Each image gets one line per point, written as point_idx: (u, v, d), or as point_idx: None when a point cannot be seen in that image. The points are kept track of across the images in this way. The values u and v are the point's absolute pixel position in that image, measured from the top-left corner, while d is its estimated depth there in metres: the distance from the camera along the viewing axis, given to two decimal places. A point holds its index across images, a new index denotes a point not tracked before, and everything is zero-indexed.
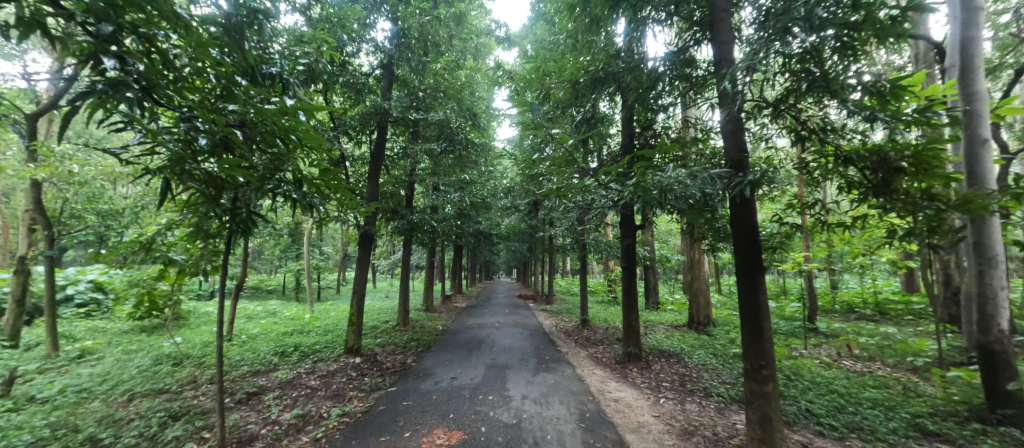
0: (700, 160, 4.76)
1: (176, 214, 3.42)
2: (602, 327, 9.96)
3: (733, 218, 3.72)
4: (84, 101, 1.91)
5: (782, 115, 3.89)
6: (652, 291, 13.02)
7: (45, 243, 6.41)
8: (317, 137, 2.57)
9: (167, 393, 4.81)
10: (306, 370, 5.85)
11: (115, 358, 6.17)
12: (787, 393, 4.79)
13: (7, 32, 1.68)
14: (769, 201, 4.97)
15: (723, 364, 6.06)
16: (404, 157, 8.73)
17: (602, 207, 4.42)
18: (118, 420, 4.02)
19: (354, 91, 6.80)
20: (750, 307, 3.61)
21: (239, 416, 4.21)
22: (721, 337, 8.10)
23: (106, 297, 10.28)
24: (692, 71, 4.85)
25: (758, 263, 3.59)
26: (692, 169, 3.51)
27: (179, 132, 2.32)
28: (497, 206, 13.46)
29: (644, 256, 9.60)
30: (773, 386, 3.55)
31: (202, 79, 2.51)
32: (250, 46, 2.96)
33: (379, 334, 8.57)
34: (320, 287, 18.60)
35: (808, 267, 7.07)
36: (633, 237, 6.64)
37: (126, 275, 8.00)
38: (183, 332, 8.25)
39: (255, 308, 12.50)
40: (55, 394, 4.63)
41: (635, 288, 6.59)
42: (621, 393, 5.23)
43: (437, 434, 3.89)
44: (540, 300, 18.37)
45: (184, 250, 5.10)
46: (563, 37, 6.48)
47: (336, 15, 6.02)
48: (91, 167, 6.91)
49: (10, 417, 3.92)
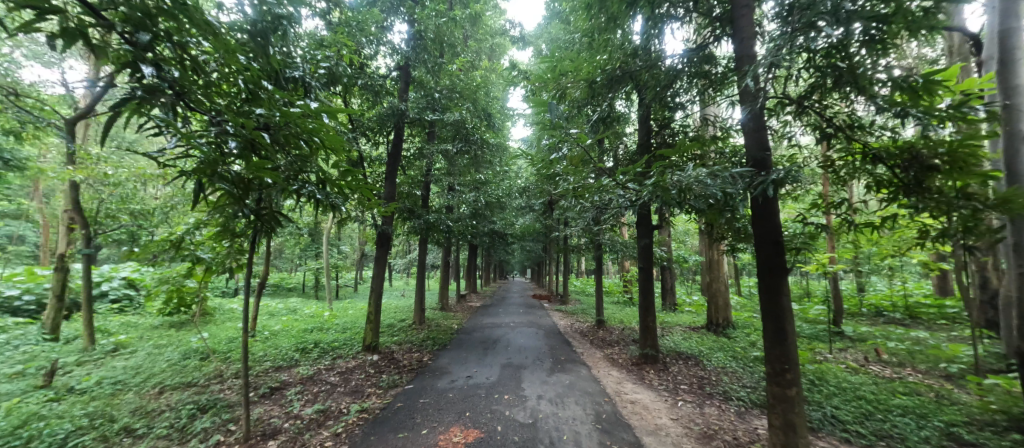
0: (720, 159, 4.66)
1: (202, 215, 3.53)
2: (618, 328, 9.85)
3: (755, 218, 3.66)
4: (122, 108, 2.01)
5: (806, 112, 3.80)
6: (669, 292, 12.84)
7: (83, 241, 6.82)
8: (338, 139, 2.67)
9: (195, 386, 4.99)
10: (326, 367, 5.99)
11: (147, 352, 6.43)
12: (810, 398, 4.67)
13: (54, 42, 1.79)
14: (791, 200, 4.85)
15: (743, 367, 5.93)
16: (420, 157, 8.86)
17: (620, 207, 4.39)
18: (150, 411, 4.20)
19: (372, 93, 6.91)
20: (772, 308, 3.54)
21: (263, 410, 4.34)
22: (742, 339, 7.91)
23: (139, 293, 10.72)
24: (712, 68, 4.78)
25: (781, 264, 3.52)
26: (713, 168, 3.44)
27: (211, 135, 2.42)
28: (512, 206, 13.47)
29: (661, 257, 9.48)
30: (797, 390, 3.47)
31: (230, 84, 2.59)
32: (275, 51, 3.06)
33: (395, 332, 8.69)
34: (339, 285, 18.97)
35: (833, 269, 6.85)
36: (651, 237, 6.54)
37: (158, 272, 8.35)
38: (209, 328, 8.52)
39: (277, 305, 12.82)
40: (92, 386, 4.87)
41: (651, 289, 6.49)
42: (637, 395, 5.18)
43: (454, 432, 3.93)
44: (555, 300, 18.35)
45: (211, 249, 5.34)
46: (578, 36, 6.43)
47: (355, 19, 6.18)
48: (125, 169, 7.23)
49: (52, 407, 4.14)
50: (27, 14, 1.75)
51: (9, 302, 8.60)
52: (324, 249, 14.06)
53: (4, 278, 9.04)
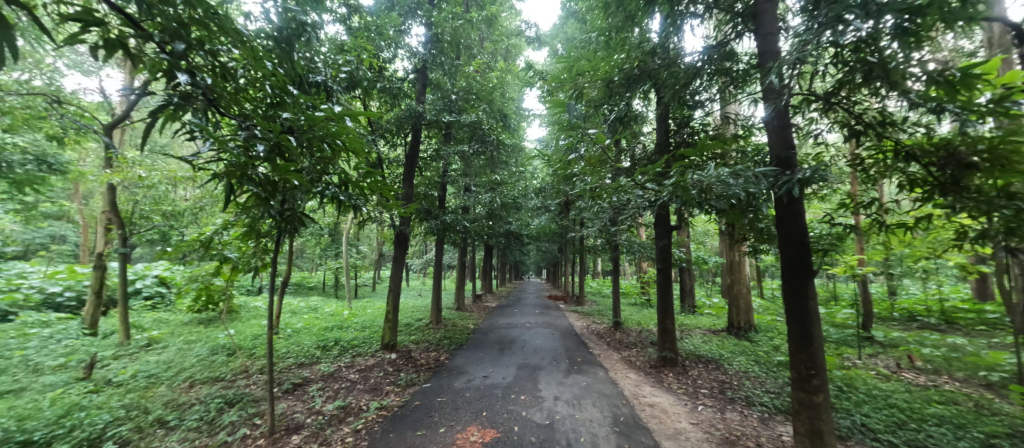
0: (742, 159, 4.56)
1: (230, 216, 3.66)
2: (636, 330, 9.73)
3: (779, 219, 3.59)
4: (159, 114, 2.11)
5: (833, 109, 3.69)
6: (688, 294, 12.61)
7: (120, 241, 7.21)
8: (360, 142, 2.76)
9: (223, 381, 5.18)
10: (346, 364, 6.12)
11: (177, 347, 6.70)
12: (838, 405, 4.50)
13: (97, 52, 1.89)
14: (817, 200, 4.70)
15: (766, 372, 5.75)
16: (436, 158, 8.98)
17: (639, 207, 4.35)
18: (181, 404, 4.38)
19: (390, 96, 7.02)
20: (797, 312, 3.46)
21: (286, 405, 4.47)
22: (764, 343, 7.69)
23: (170, 291, 11.19)
24: (733, 66, 4.69)
25: (806, 266, 3.43)
26: (735, 168, 3.37)
27: (241, 139, 2.53)
28: (528, 206, 13.44)
29: (680, 258, 9.31)
30: (824, 396, 3.40)
31: (257, 90, 2.69)
32: (299, 57, 3.16)
33: (413, 332, 8.80)
34: (357, 284, 19.34)
35: (862, 271, 6.57)
36: (669, 237, 6.43)
37: (188, 271, 8.71)
38: (236, 325, 8.82)
39: (298, 303, 13.16)
40: (127, 379, 5.11)
41: (669, 291, 6.39)
42: (656, 398, 5.11)
43: (471, 431, 3.95)
44: (571, 301, 18.25)
45: (237, 249, 5.53)
46: (594, 35, 6.38)
47: (373, 23, 6.35)
48: (157, 172, 7.56)
49: (92, 398, 4.37)
50: (72, 27, 1.84)
51: (52, 298, 9.13)
52: (344, 249, 14.36)
53: (48, 275, 9.59)
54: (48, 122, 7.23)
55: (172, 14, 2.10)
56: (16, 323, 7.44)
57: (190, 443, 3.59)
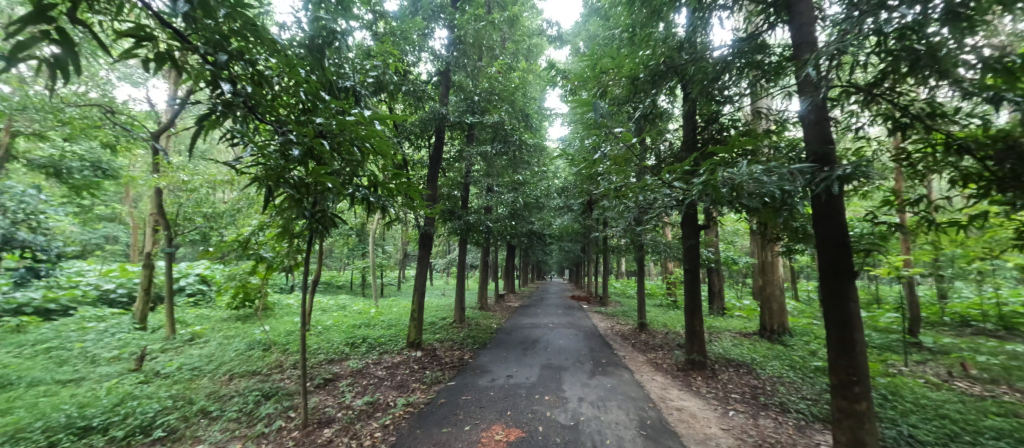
0: (775, 155, 4.38)
1: (267, 217, 3.83)
2: (662, 332, 9.51)
3: (816, 218, 3.47)
4: (203, 122, 2.25)
5: (875, 101, 3.49)
6: (717, 296, 12.25)
7: (166, 241, 7.71)
8: (388, 145, 2.86)
9: (260, 375, 5.43)
10: (374, 361, 6.29)
11: (218, 342, 7.07)
12: (882, 414, 4.26)
13: (148, 65, 2.02)
14: (858, 197, 4.45)
15: (802, 378, 5.49)
16: (459, 159, 9.11)
17: (666, 207, 4.27)
18: (222, 395, 4.62)
19: (415, 98, 7.18)
20: (838, 315, 3.35)
21: (318, 399, 4.64)
22: (799, 347, 7.36)
23: (210, 288, 11.82)
24: (765, 58, 4.52)
25: (847, 267, 3.30)
26: (769, 165, 3.25)
27: (278, 144, 2.67)
28: (550, 206, 13.40)
29: (708, 258, 9.04)
30: (867, 404, 3.30)
31: (292, 97, 2.81)
32: (330, 64, 3.28)
33: (437, 330, 8.93)
34: (383, 283, 19.79)
35: (909, 272, 6.15)
36: (697, 237, 6.26)
37: (227, 269, 9.19)
38: (271, 322, 9.23)
39: (328, 301, 13.61)
40: (174, 370, 5.44)
41: (698, 292, 6.21)
42: (684, 402, 4.98)
43: (495, 430, 3.98)
44: (594, 301, 18.08)
45: (272, 249, 5.78)
46: (618, 31, 6.28)
47: (399, 28, 6.54)
48: (199, 176, 8.00)
49: (143, 388, 4.68)
50: (127, 43, 1.97)
51: (107, 294, 9.84)
52: (371, 248, 14.77)
53: (104, 273, 10.33)
54: (102, 131, 7.79)
55: (212, 27, 2.21)
56: (75, 317, 8.06)
57: (231, 433, 3.79)
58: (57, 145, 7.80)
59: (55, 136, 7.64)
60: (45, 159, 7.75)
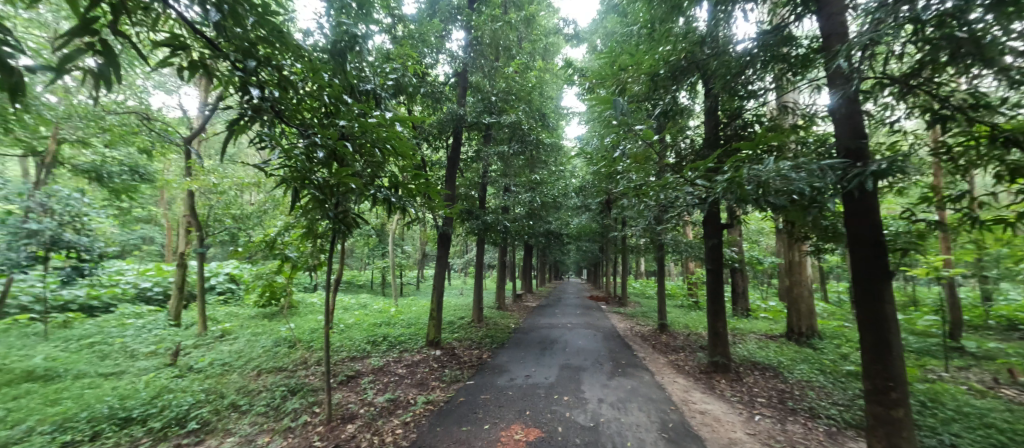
0: (803, 150, 4.23)
1: (292, 218, 3.96)
2: (683, 333, 9.31)
3: (848, 215, 3.35)
4: (234, 126, 2.33)
5: (912, 93, 3.33)
6: (740, 297, 11.94)
7: (198, 242, 8.06)
8: (407, 145, 2.94)
9: (286, 371, 5.61)
10: (394, 359, 6.41)
11: (246, 338, 7.33)
12: (921, 422, 4.04)
13: (182, 73, 2.10)
14: (893, 193, 4.24)
15: (833, 382, 5.27)
16: (477, 160, 9.17)
17: (688, 205, 4.18)
18: (251, 390, 4.79)
19: (433, 100, 7.27)
20: (872, 318, 3.23)
21: (341, 396, 4.75)
22: (829, 351, 7.07)
23: (239, 287, 12.29)
24: (791, 51, 4.37)
25: (882, 267, 3.17)
26: (798, 161, 3.14)
27: (304, 146, 2.76)
28: (567, 206, 13.32)
29: (731, 258, 8.81)
30: (905, 411, 3.17)
31: (316, 101, 2.89)
32: (352, 68, 3.35)
33: (455, 330, 9.02)
34: (402, 283, 20.09)
35: (950, 272, 5.81)
36: (720, 236, 6.11)
37: (255, 269, 9.53)
38: (295, 320, 9.50)
39: (349, 300, 13.92)
40: (206, 365, 5.69)
41: (721, 292, 6.05)
42: (708, 405, 4.87)
43: (515, 430, 3.98)
44: (613, 301, 17.86)
45: (296, 249, 5.95)
46: (636, 28, 6.20)
47: (417, 31, 6.65)
48: (228, 179, 8.31)
49: (178, 382, 4.90)
50: (162, 52, 2.05)
51: (143, 292, 10.35)
52: (391, 248, 15.04)
53: (141, 272, 10.87)
54: (139, 137, 8.20)
55: (241, 35, 2.29)
56: (116, 314, 8.51)
57: (260, 427, 3.92)
58: (98, 151, 8.26)
59: (96, 143, 8.10)
60: (87, 164, 8.22)
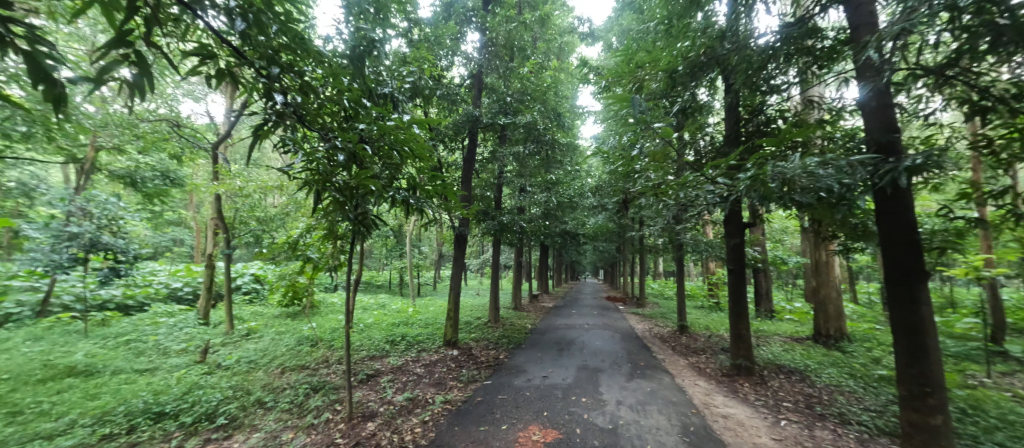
0: (830, 146, 4.08)
1: (314, 219, 4.06)
2: (704, 335, 9.09)
3: (880, 213, 3.21)
4: (258, 131, 2.40)
5: (948, 84, 3.16)
6: (763, 298, 11.61)
7: (224, 244, 8.36)
8: (424, 147, 2.99)
9: (308, 369, 5.76)
10: (412, 358, 6.49)
11: (271, 337, 7.56)
12: (961, 431, 3.83)
13: (210, 81, 2.18)
14: (928, 189, 4.03)
15: (864, 387, 5.05)
16: (492, 160, 9.21)
17: (709, 204, 4.07)
18: (276, 387, 4.94)
19: (449, 102, 7.33)
20: (907, 320, 3.09)
21: (362, 394, 4.84)
22: (860, 354, 6.78)
23: (263, 287, 12.68)
24: (816, 43, 4.21)
25: (917, 267, 3.03)
26: (826, 156, 3.04)
27: (325, 150, 2.83)
28: (583, 206, 13.21)
29: (753, 257, 8.56)
30: (944, 419, 3.03)
31: (336, 105, 2.95)
32: (370, 72, 3.40)
33: (472, 330, 9.07)
34: (420, 283, 20.33)
35: (993, 272, 5.47)
36: (742, 235, 5.95)
37: (278, 269, 9.82)
38: (317, 319, 9.74)
39: (369, 300, 14.18)
40: (234, 363, 5.89)
41: (743, 293, 5.89)
42: (731, 408, 4.75)
43: (532, 430, 3.97)
44: (630, 302, 17.61)
45: (317, 250, 6.10)
46: (653, 24, 6.11)
47: (432, 34, 6.94)
48: (252, 182, 8.58)
49: (208, 378, 5.09)
50: (192, 62, 2.13)
51: (175, 292, 10.80)
52: (408, 249, 15.23)
53: (172, 273, 11.34)
54: (170, 143, 8.56)
55: (265, 43, 2.36)
56: (150, 313, 8.92)
57: (284, 423, 4.04)
58: (133, 158, 8.67)
59: (131, 150, 8.50)
60: (123, 170, 8.64)
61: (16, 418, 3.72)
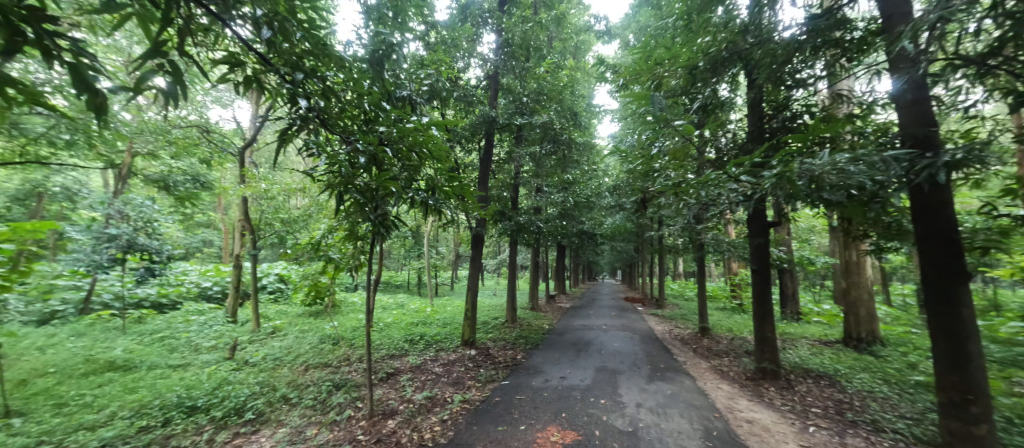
0: (861, 141, 3.91)
1: (335, 221, 4.15)
2: (727, 337, 8.85)
3: (916, 211, 3.07)
4: (283, 135, 2.48)
5: (992, 74, 2.98)
6: (789, 300, 11.23)
7: (251, 245, 8.66)
8: (442, 149, 3.03)
9: (331, 366, 5.90)
10: (431, 358, 6.56)
11: (295, 335, 7.78)
12: (1009, 442, 3.59)
13: (238, 88, 2.26)
14: (970, 186, 3.80)
15: (899, 394, 4.81)
16: (509, 161, 9.23)
17: (731, 203, 3.97)
18: (300, 384, 5.08)
19: (466, 103, 7.39)
20: (947, 323, 2.94)
21: (382, 392, 4.93)
22: (894, 359, 6.46)
23: (287, 286, 13.07)
24: (845, 34, 4.05)
25: (959, 267, 2.87)
26: (857, 153, 2.92)
27: (347, 153, 2.90)
28: (601, 206, 13.08)
29: (779, 258, 8.29)
30: (988, 428, 2.88)
31: (357, 108, 3.01)
32: (389, 75, 3.46)
33: (489, 330, 9.11)
34: (437, 283, 20.54)
35: None
36: (766, 235, 5.76)
37: (302, 269, 10.10)
38: (338, 318, 9.96)
39: (388, 300, 14.40)
40: (260, 360, 6.10)
41: (768, 294, 5.71)
42: (756, 413, 4.62)
43: (551, 431, 3.95)
44: (650, 304, 17.29)
45: (339, 250, 6.24)
46: (672, 20, 6.01)
47: (449, 36, 7.05)
48: (276, 185, 8.86)
49: (237, 375, 5.29)
50: (220, 70, 2.21)
51: (205, 291, 11.25)
52: (426, 250, 15.40)
53: (202, 273, 11.81)
54: (200, 148, 8.93)
55: (289, 50, 2.42)
56: (182, 311, 9.32)
57: (309, 419, 4.15)
58: (166, 163, 9.10)
59: (164, 155, 8.91)
60: (157, 175, 9.07)
61: (62, 409, 3.96)
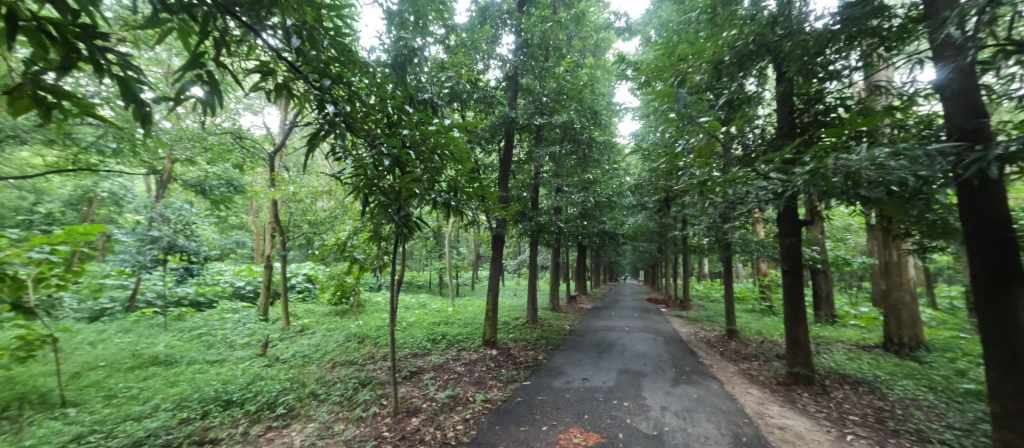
0: (901, 134, 3.70)
1: (360, 222, 4.26)
2: (756, 340, 8.56)
3: (965, 209, 2.89)
4: (312, 139, 2.57)
5: None
6: (823, 302, 10.71)
7: (280, 246, 9.00)
8: (462, 150, 3.05)
9: (356, 364, 6.06)
10: (453, 357, 6.63)
11: (322, 334, 8.02)
12: None
13: (270, 95, 2.36)
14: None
15: (946, 402, 4.51)
16: (529, 161, 9.24)
17: (760, 201, 3.83)
18: (328, 381, 5.24)
19: (486, 104, 7.44)
20: (1001, 328, 2.75)
21: (406, 390, 5.02)
22: (942, 365, 6.06)
23: (314, 286, 13.49)
24: (883, 22, 3.84)
25: (1015, 268, 2.68)
26: (898, 147, 2.77)
27: (372, 155, 2.98)
28: (622, 205, 12.87)
29: (812, 257, 7.92)
30: None
31: (381, 112, 3.08)
32: (411, 79, 3.53)
33: (510, 330, 9.12)
34: (458, 283, 20.75)
35: None
36: (798, 234, 5.53)
37: (328, 269, 10.41)
38: (363, 317, 10.20)
39: (410, 300, 14.66)
40: (290, 356, 6.33)
41: (801, 296, 5.48)
42: (788, 419, 4.44)
43: (573, 433, 3.92)
44: (674, 304, 16.89)
45: (363, 251, 6.41)
46: (695, 14, 5.86)
47: (469, 39, 7.13)
48: (304, 188, 9.18)
49: (269, 371, 5.51)
50: (254, 78, 2.31)
51: (238, 290, 11.75)
52: (448, 250, 15.57)
53: (236, 273, 12.35)
54: (233, 154, 9.35)
55: (316, 57, 2.51)
56: (217, 309, 9.77)
57: (336, 415, 4.27)
58: (202, 168, 9.58)
59: (201, 161, 9.39)
60: (194, 180, 9.56)
61: (112, 401, 4.23)
